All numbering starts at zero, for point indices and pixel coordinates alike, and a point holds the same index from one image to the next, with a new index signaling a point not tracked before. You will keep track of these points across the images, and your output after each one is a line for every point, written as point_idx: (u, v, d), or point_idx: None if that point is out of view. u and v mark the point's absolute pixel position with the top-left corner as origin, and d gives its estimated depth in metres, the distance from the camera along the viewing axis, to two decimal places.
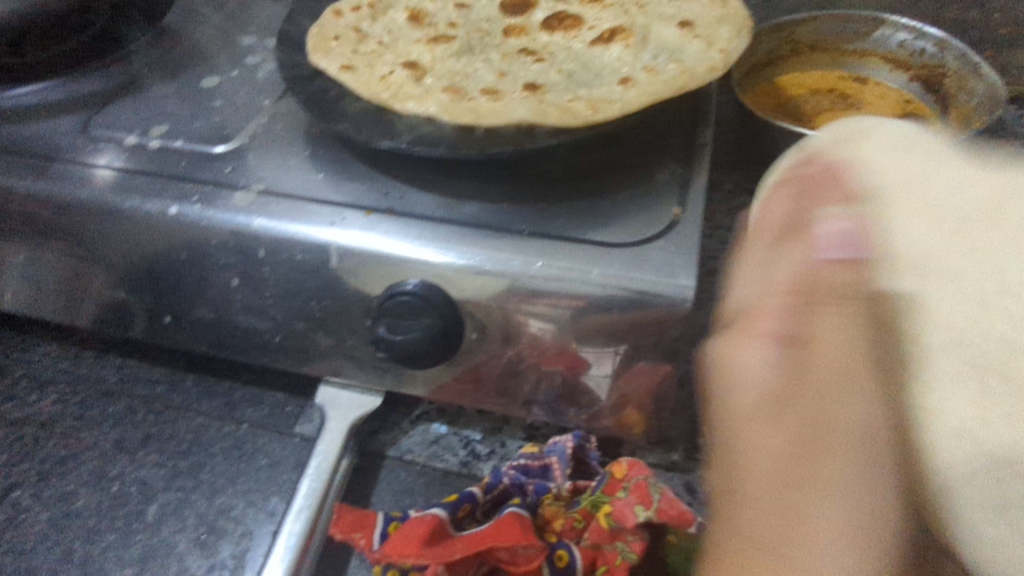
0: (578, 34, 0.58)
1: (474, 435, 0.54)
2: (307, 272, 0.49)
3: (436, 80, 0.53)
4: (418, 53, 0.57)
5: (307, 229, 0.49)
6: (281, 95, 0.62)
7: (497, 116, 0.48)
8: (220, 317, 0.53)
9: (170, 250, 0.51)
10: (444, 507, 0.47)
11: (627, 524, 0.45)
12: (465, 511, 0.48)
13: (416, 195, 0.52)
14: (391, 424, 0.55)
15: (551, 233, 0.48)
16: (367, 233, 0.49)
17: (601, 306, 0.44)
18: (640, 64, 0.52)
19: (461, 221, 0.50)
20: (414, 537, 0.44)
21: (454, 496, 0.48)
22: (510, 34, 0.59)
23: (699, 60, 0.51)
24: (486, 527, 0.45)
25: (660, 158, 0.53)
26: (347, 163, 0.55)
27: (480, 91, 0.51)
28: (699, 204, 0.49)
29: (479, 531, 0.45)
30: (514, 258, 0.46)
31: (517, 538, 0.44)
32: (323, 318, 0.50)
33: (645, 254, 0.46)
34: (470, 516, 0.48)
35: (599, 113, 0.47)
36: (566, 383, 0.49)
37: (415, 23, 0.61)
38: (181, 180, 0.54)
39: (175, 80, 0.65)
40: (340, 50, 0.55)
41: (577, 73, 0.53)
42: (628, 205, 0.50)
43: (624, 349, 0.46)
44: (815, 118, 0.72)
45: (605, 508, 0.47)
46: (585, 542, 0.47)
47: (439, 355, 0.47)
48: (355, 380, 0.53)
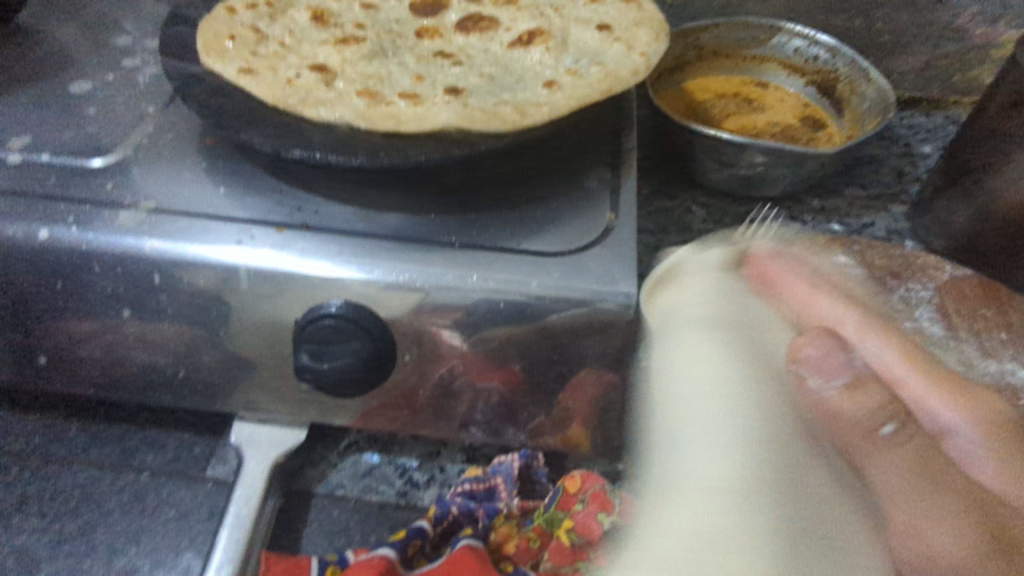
0: (495, 36, 0.56)
1: (409, 463, 0.51)
2: (215, 299, 0.44)
3: (349, 83, 0.49)
4: (326, 55, 0.53)
5: (211, 251, 0.44)
6: (169, 101, 0.56)
7: (421, 122, 0.45)
8: (110, 353, 0.47)
9: (46, 281, 0.45)
10: (392, 547, 0.43)
11: (591, 536, 0.44)
12: (415, 550, 0.44)
13: (332, 208, 0.48)
14: (317, 458, 0.50)
15: (483, 243, 0.46)
16: (282, 253, 0.44)
17: (541, 318, 0.43)
18: (562, 67, 0.51)
19: (385, 234, 0.46)
20: None
21: (402, 534, 0.44)
22: (424, 36, 0.56)
23: (621, 62, 0.50)
24: (440, 565, 0.42)
25: (587, 162, 0.52)
26: (251, 174, 0.50)
27: (398, 96, 0.48)
28: (631, 208, 0.48)
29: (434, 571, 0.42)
30: (447, 271, 0.44)
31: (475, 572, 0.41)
32: (236, 348, 0.46)
33: (583, 261, 0.45)
34: (421, 554, 0.44)
35: (528, 117, 0.45)
36: (505, 400, 0.47)
37: (319, 23, 0.56)
38: (54, 199, 0.46)
39: (38, 86, 0.57)
40: (238, 52, 0.50)
41: (499, 77, 0.51)
42: (560, 210, 0.48)
43: (562, 360, 0.44)
44: (722, 121, 0.74)
45: (568, 523, 0.44)
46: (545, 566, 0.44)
47: (370, 381, 0.44)
48: (274, 414, 0.48)
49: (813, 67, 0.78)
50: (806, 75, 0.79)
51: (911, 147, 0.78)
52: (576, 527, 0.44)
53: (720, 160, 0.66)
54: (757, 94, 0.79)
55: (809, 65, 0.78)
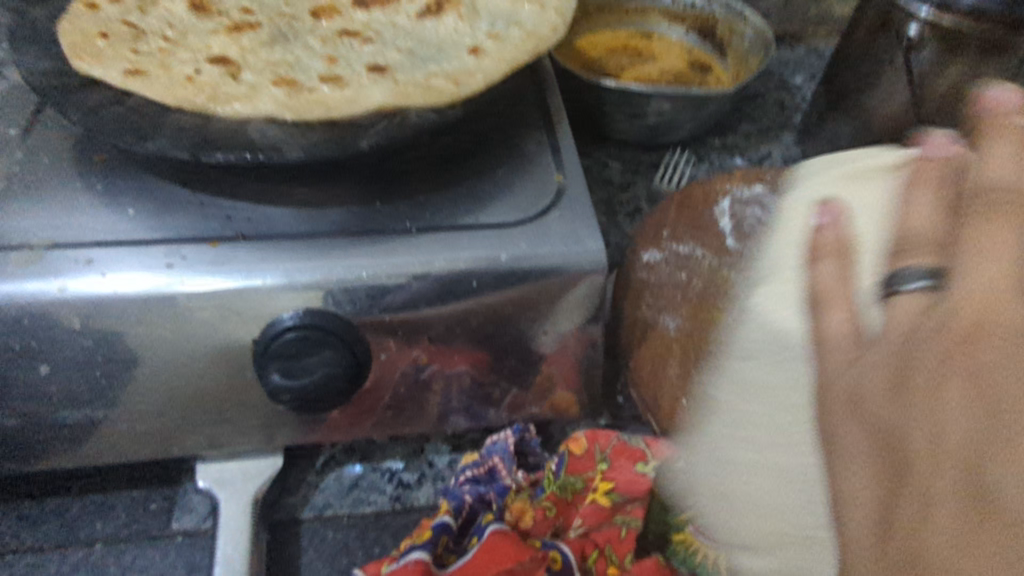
0: (400, 9, 0.53)
1: (395, 465, 0.48)
2: (154, 332, 0.39)
3: (258, 74, 0.45)
4: (221, 47, 0.47)
5: (139, 279, 0.39)
6: (33, 121, 0.48)
7: (354, 105, 0.41)
8: (32, 419, 0.40)
9: None
10: (425, 549, 0.41)
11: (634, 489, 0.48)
12: (443, 546, 0.42)
13: (266, 211, 0.43)
14: (294, 482, 0.47)
15: (441, 224, 0.44)
16: (225, 269, 0.40)
17: (517, 289, 0.42)
18: (481, 34, 0.49)
19: (334, 230, 0.43)
20: None
21: (428, 534, 0.42)
22: (322, 16, 0.52)
23: (538, 21, 0.49)
24: (474, 555, 0.41)
25: (520, 127, 0.51)
26: (160, 188, 0.44)
27: (319, 81, 0.44)
28: (576, 166, 0.48)
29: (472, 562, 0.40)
30: (412, 258, 0.41)
31: (515, 557, 0.41)
32: (188, 383, 0.41)
33: (545, 226, 0.44)
34: (447, 549, 0.43)
35: (465, 86, 0.43)
36: (490, 380, 0.46)
37: (201, 13, 0.50)
38: None
39: None
40: (119, 54, 0.44)
41: (418, 50, 0.49)
42: (508, 178, 0.47)
43: (542, 327, 0.44)
44: (619, 74, 0.76)
45: (604, 487, 0.48)
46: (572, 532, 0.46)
47: (350, 389, 0.41)
48: (242, 446, 0.44)
49: (692, 13, 0.82)
50: (686, 21, 0.83)
51: (785, 80, 0.84)
52: (617, 486, 0.48)
53: (630, 111, 0.68)
54: (644, 45, 0.81)
55: (687, 12, 0.82)
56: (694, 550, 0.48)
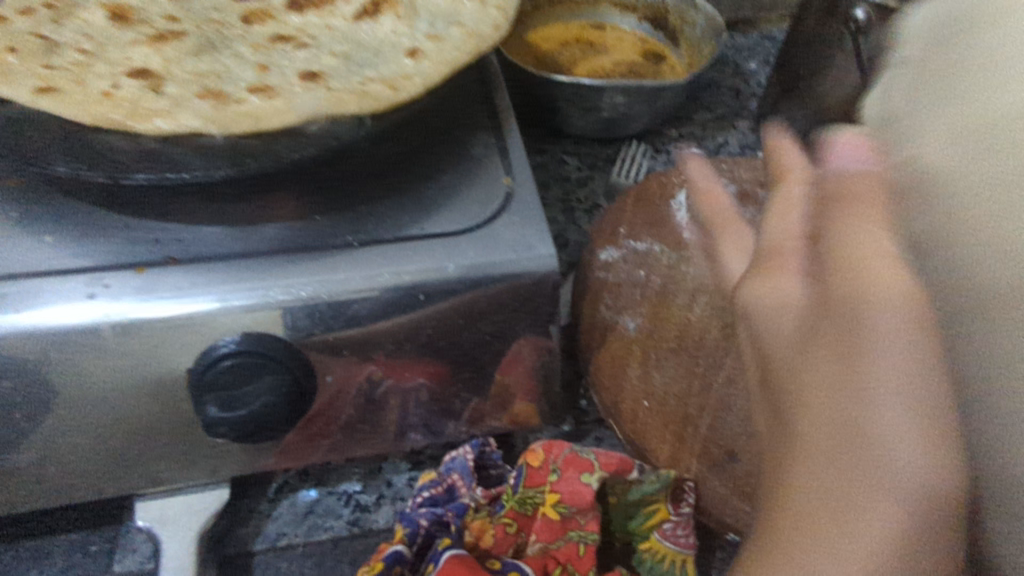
0: (335, 10, 0.50)
1: (352, 487, 0.46)
2: (79, 367, 0.37)
3: (182, 86, 0.42)
4: (142, 58, 0.45)
5: (58, 312, 0.36)
6: None
7: (283, 115, 0.39)
8: None
9: None
10: None
11: (584, 500, 0.43)
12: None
13: (197, 232, 0.41)
14: (245, 513, 0.45)
15: (385, 237, 0.42)
16: (152, 296, 0.37)
17: (465, 301, 0.41)
18: (420, 34, 0.47)
19: (271, 249, 0.40)
20: None
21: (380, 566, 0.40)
22: (253, 20, 0.49)
23: (479, 19, 0.47)
24: None
25: (467, 129, 0.49)
26: (81, 213, 0.41)
27: (247, 91, 0.42)
28: (524, 169, 0.47)
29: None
30: (353, 274, 0.39)
31: None
32: (120, 419, 0.38)
33: (494, 233, 0.42)
34: None
35: (402, 92, 0.41)
36: (445, 395, 0.44)
37: (121, 22, 0.47)
38: None
39: None
40: (28, 70, 0.41)
41: (354, 54, 0.46)
42: (454, 184, 0.45)
43: (497, 338, 0.42)
44: (572, 68, 0.74)
45: (553, 497, 0.43)
46: (534, 549, 0.42)
47: (295, 414, 0.39)
48: (185, 480, 0.42)
49: (644, 3, 0.80)
50: (638, 11, 0.81)
51: (740, 68, 0.83)
52: (563, 497, 0.43)
53: (583, 106, 0.66)
54: (597, 37, 0.80)
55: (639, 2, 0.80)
56: (658, 559, 0.44)
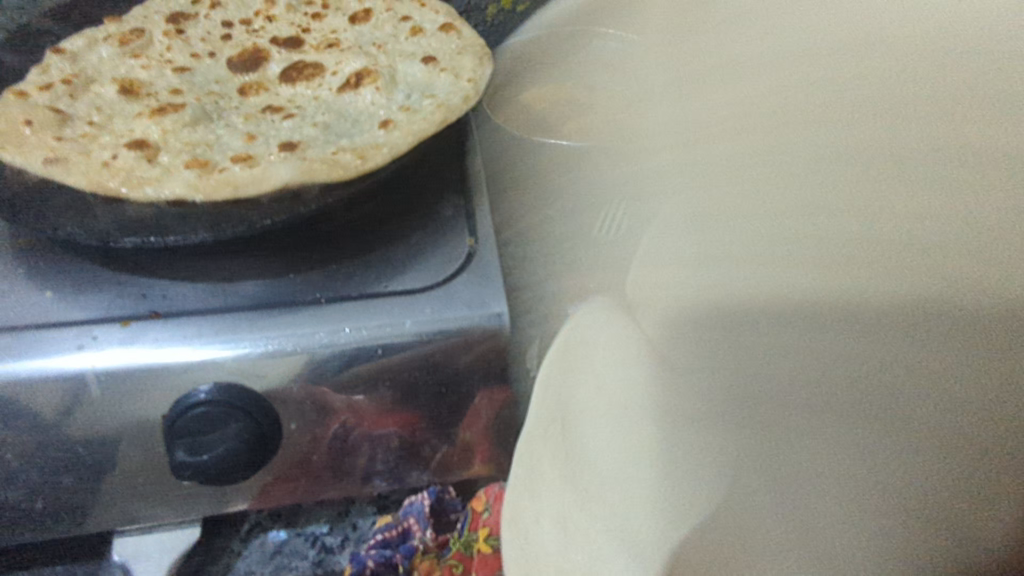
0: (323, 82, 0.55)
1: (319, 529, 0.49)
2: (62, 411, 0.40)
3: (174, 155, 0.47)
4: (143, 130, 0.49)
5: (48, 362, 0.40)
6: None
7: (260, 184, 0.43)
8: None
9: None
10: None
11: None
12: None
13: (181, 288, 0.45)
14: (217, 551, 0.47)
15: (351, 293, 0.45)
16: (132, 348, 0.41)
17: (420, 354, 0.43)
18: (395, 105, 0.51)
19: (247, 305, 0.44)
20: None
21: None
22: (248, 92, 0.54)
23: (450, 92, 0.51)
24: None
25: (439, 193, 0.52)
26: (80, 270, 0.46)
27: (231, 161, 0.46)
28: (488, 231, 0.50)
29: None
30: (318, 329, 0.42)
31: None
32: (100, 461, 0.42)
33: (452, 292, 0.45)
34: None
35: (369, 161, 0.45)
36: (408, 444, 0.46)
37: (130, 96, 0.53)
38: None
39: None
40: (41, 141, 0.46)
41: (334, 124, 0.50)
42: (421, 244, 0.49)
43: (454, 389, 0.45)
44: (561, 126, 0.78)
45: (484, 530, 0.46)
46: None
47: (258, 459, 0.42)
48: (159, 518, 0.45)
49: None
50: None
51: None
52: (491, 529, 0.46)
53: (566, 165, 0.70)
54: None
55: None
56: None
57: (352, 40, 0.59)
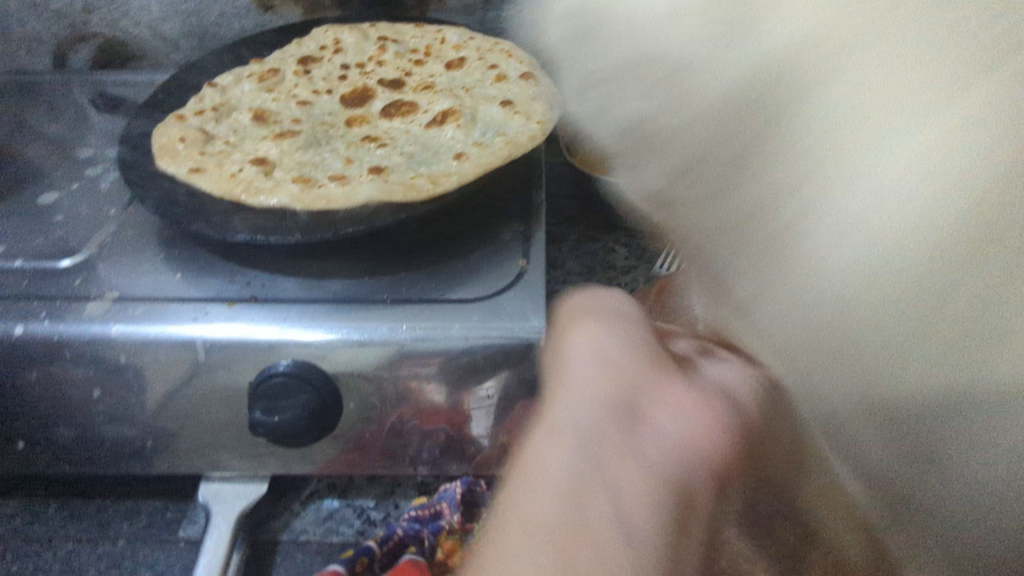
0: (415, 118, 0.65)
1: (367, 503, 0.55)
2: (174, 369, 0.50)
3: (286, 172, 0.57)
4: (266, 150, 0.60)
5: (169, 328, 0.50)
6: (129, 203, 0.62)
7: (348, 200, 0.52)
8: (86, 431, 0.52)
9: (23, 367, 0.50)
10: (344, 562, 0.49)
11: None
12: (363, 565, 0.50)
13: (278, 280, 0.54)
14: (281, 508, 0.55)
15: (413, 298, 0.52)
16: (233, 324, 0.50)
17: (464, 359, 0.49)
18: (470, 141, 0.59)
19: (327, 299, 0.52)
20: None
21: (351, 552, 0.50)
22: (353, 124, 0.64)
23: (520, 131, 0.59)
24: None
25: (502, 220, 0.59)
26: (203, 259, 0.56)
27: (329, 179, 0.55)
28: (540, 255, 0.56)
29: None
30: (381, 325, 0.50)
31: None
32: (199, 412, 0.51)
33: (500, 305, 0.51)
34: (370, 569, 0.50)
35: (440, 186, 0.53)
36: (448, 436, 0.52)
37: (260, 122, 0.64)
38: (28, 298, 0.52)
39: (10, 199, 0.63)
40: (188, 153, 0.58)
41: (417, 154, 0.59)
42: (479, 263, 0.55)
43: (493, 392, 0.50)
44: None
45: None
46: None
47: (320, 428, 0.49)
48: (236, 470, 0.53)
49: None
50: None
51: None
52: None
53: (633, 205, 0.74)
54: None
55: None
56: None
57: (446, 85, 0.69)
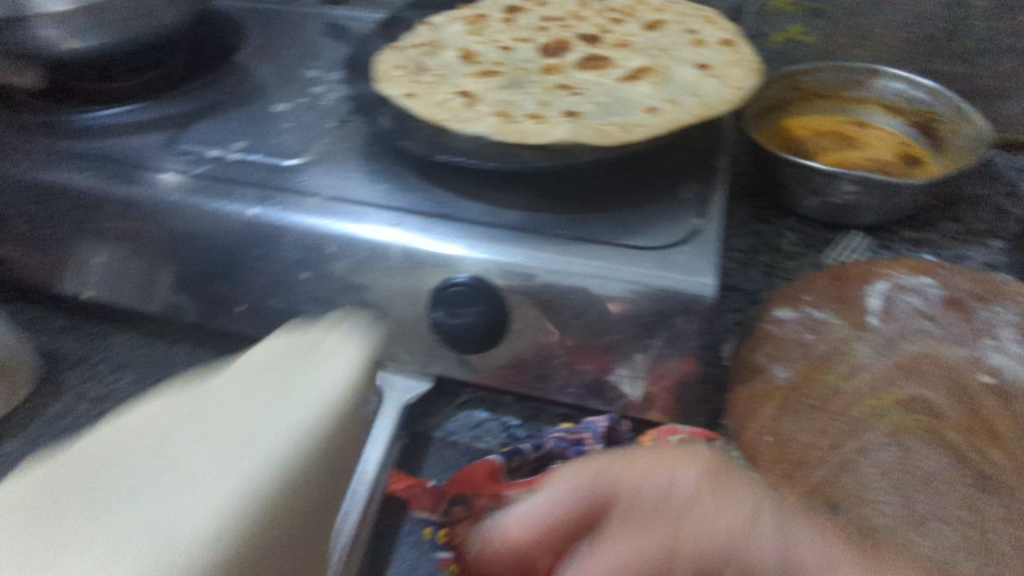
0: (609, 72, 0.67)
1: (512, 421, 0.60)
2: (370, 266, 0.56)
3: (487, 106, 0.61)
4: (470, 85, 0.65)
5: (371, 232, 0.56)
6: (345, 120, 0.70)
7: (543, 136, 0.56)
8: (291, 307, 0.60)
9: (250, 243, 0.59)
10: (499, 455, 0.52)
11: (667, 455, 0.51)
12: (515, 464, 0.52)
13: (464, 205, 0.59)
14: (436, 410, 0.61)
15: (587, 238, 0.55)
16: (426, 236, 0.56)
17: (629, 302, 0.51)
18: (662, 98, 0.60)
19: (507, 225, 0.56)
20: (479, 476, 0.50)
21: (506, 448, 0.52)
22: (549, 72, 0.68)
23: (716, 94, 0.59)
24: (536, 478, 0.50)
25: (680, 179, 0.60)
26: (403, 177, 0.62)
27: (526, 116, 0.59)
28: (714, 217, 0.56)
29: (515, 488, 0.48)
30: (556, 256, 0.53)
31: None
32: (384, 307, 0.57)
33: (670, 257, 0.53)
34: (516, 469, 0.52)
35: (631, 136, 0.55)
36: (600, 373, 0.55)
37: (466, 61, 0.69)
38: (264, 186, 0.61)
39: (252, 105, 0.73)
40: (404, 80, 0.64)
41: (609, 105, 0.61)
42: (653, 215, 0.57)
43: (654, 338, 0.52)
44: (817, 155, 0.79)
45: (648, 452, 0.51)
46: None
47: (486, 341, 0.54)
48: (406, 366, 0.59)
49: (913, 108, 0.82)
50: (906, 116, 0.83)
51: (1015, 187, 0.80)
52: None
53: (812, 188, 0.72)
54: (856, 133, 0.83)
55: (908, 107, 0.83)
56: None
57: (642, 44, 0.70)
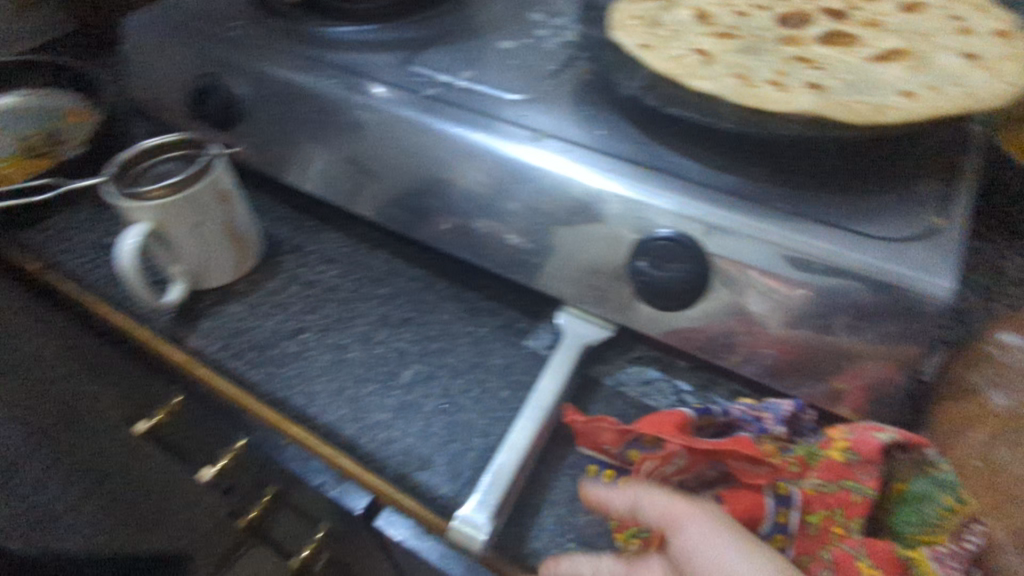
0: (856, 51, 0.62)
1: (684, 386, 0.60)
2: (580, 206, 0.57)
3: (723, 66, 0.60)
4: (705, 44, 0.63)
5: (585, 173, 0.57)
6: (567, 65, 0.71)
7: (786, 104, 0.52)
8: (492, 233, 0.63)
9: (468, 166, 0.62)
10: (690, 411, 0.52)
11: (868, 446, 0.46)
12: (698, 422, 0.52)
13: (682, 161, 0.59)
14: (608, 359, 0.63)
15: (811, 214, 0.53)
16: (641, 185, 0.56)
17: (853, 289, 0.48)
18: (919, 83, 0.56)
19: (724, 188, 0.55)
20: (664, 422, 0.50)
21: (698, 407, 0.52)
22: (788, 43, 0.65)
23: (988, 87, 0.53)
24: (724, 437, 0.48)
25: (917, 173, 0.56)
26: (621, 127, 0.63)
27: (765, 83, 0.57)
28: (956, 218, 0.52)
29: (699, 444, 0.48)
30: (776, 226, 0.51)
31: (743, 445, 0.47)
32: (585, 249, 0.58)
33: (906, 251, 0.49)
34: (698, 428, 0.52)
35: (886, 117, 0.51)
36: (796, 356, 0.53)
37: (700, 21, 0.68)
38: (488, 115, 0.64)
39: (479, 39, 0.77)
40: (640, 31, 0.64)
41: (856, 83, 0.57)
42: (884, 203, 0.54)
43: (870, 332, 0.49)
44: None
45: (840, 442, 0.47)
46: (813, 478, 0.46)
47: (684, 300, 0.54)
48: (593, 310, 0.61)
49: None
50: None
51: None
52: (852, 446, 0.47)
53: None
54: None
55: None
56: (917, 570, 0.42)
57: (898, 25, 0.65)
